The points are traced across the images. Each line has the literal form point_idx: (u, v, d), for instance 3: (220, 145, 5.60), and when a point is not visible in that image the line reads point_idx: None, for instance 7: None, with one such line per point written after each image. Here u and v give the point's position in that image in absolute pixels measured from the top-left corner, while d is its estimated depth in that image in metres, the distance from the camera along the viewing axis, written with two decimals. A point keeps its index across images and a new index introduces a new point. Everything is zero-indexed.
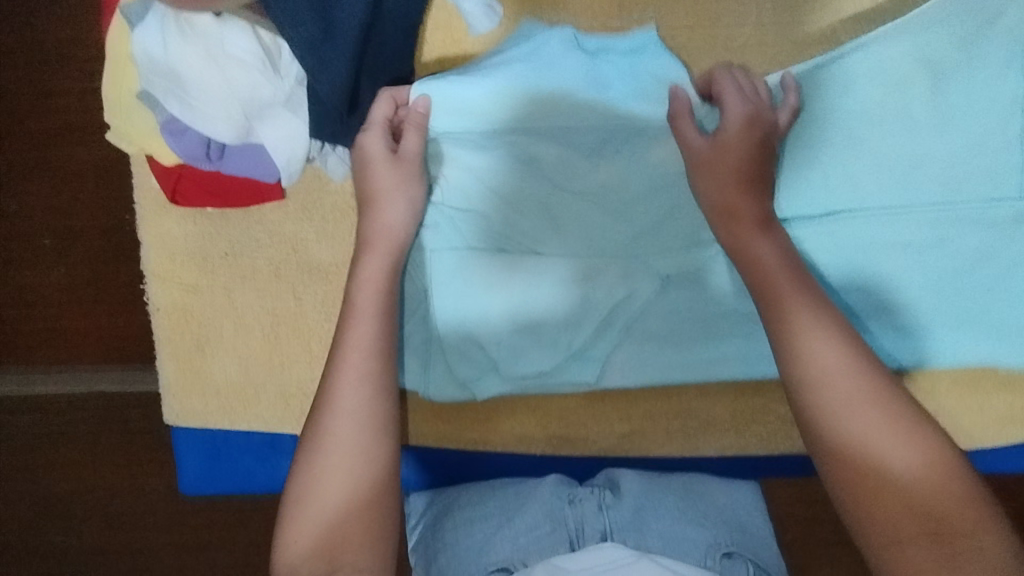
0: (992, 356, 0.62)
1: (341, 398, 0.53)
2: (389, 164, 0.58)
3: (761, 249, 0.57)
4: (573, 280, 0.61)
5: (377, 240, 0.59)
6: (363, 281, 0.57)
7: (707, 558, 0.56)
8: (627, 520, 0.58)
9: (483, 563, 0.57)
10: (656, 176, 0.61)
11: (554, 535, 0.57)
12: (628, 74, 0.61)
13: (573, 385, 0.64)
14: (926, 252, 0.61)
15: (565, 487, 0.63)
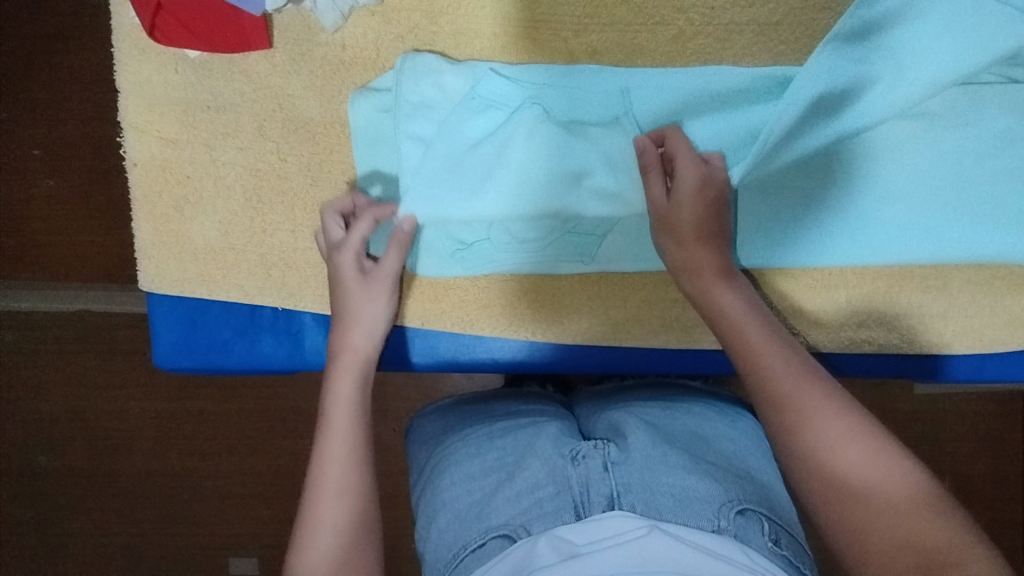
0: (1008, 253, 0.59)
1: (329, 459, 0.51)
2: (367, 288, 0.57)
3: (725, 297, 0.54)
4: (567, 160, 0.56)
5: (348, 355, 0.56)
6: (336, 398, 0.54)
7: (720, 518, 0.48)
8: (635, 478, 0.49)
9: (484, 530, 0.50)
10: (665, 73, 0.57)
11: (557, 499, 0.49)
12: (595, 92, 0.57)
13: (569, 264, 0.60)
14: (964, 169, 0.58)
15: (568, 443, 0.54)
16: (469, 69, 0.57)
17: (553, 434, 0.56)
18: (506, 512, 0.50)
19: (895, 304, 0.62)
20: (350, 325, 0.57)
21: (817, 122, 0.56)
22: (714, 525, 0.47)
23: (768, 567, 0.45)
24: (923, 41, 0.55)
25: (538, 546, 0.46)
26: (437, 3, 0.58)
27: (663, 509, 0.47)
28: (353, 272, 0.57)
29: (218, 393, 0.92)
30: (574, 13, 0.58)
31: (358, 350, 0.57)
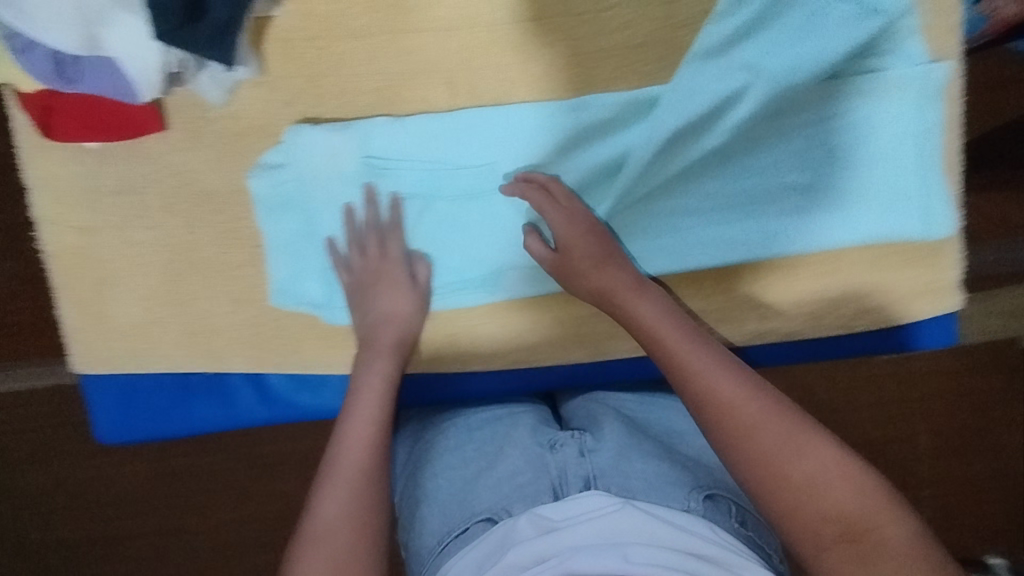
0: (886, 236, 0.62)
1: (357, 414, 0.55)
2: (409, 294, 0.61)
3: (644, 311, 0.56)
4: (464, 201, 0.61)
5: (377, 343, 0.59)
6: (365, 386, 0.57)
7: (691, 500, 0.53)
8: (609, 463, 0.55)
9: (468, 515, 0.54)
10: (543, 108, 0.60)
11: (536, 483, 0.54)
12: (478, 137, 0.61)
13: (479, 297, 0.64)
14: (836, 160, 0.61)
15: (546, 431, 0.60)
16: (360, 127, 0.59)
17: (531, 423, 0.61)
18: (492, 498, 0.54)
19: (793, 294, 0.64)
20: (386, 316, 0.61)
21: (679, 142, 0.61)
22: (686, 505, 0.53)
23: (741, 545, 0.49)
24: (771, 52, 0.59)
25: (519, 523, 0.50)
26: (317, 67, 0.60)
27: (635, 489, 0.53)
28: (394, 259, 0.61)
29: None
30: (447, 59, 0.60)
31: (389, 340, 0.60)
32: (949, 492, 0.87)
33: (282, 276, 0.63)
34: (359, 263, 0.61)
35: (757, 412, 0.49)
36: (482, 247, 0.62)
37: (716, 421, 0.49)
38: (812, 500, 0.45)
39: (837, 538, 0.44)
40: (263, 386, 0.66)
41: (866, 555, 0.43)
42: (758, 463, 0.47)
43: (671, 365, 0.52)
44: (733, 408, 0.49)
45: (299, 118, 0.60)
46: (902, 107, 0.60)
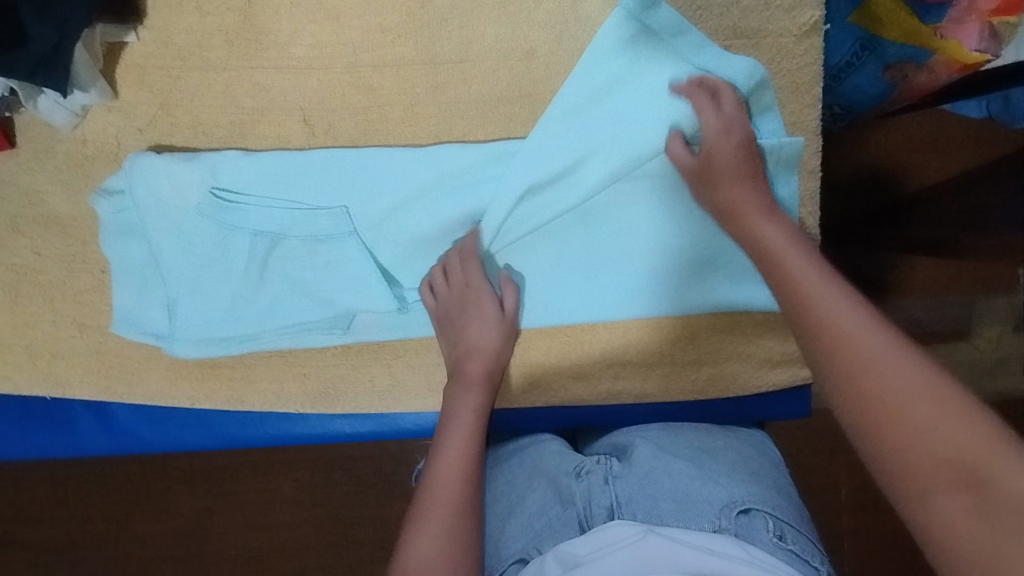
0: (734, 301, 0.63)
1: (450, 443, 0.57)
2: (497, 323, 0.61)
3: (764, 228, 0.56)
4: (311, 241, 0.60)
5: (466, 376, 0.60)
6: (456, 417, 0.59)
7: (721, 518, 0.52)
8: (634, 489, 0.55)
9: (505, 556, 0.55)
10: (398, 153, 0.60)
11: (564, 515, 0.55)
12: (329, 178, 0.59)
13: (326, 337, 0.62)
14: (690, 225, 0.61)
15: (571, 459, 0.61)
16: (207, 160, 0.58)
17: (557, 453, 0.62)
18: (521, 539, 0.55)
19: (646, 354, 0.64)
20: (475, 349, 0.61)
21: (536, 196, 0.59)
22: (715, 525, 0.52)
23: (769, 559, 0.48)
24: (628, 114, 0.58)
25: (546, 562, 0.50)
26: (170, 96, 0.59)
27: (663, 514, 0.53)
28: (476, 289, 0.60)
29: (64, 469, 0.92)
30: (305, 97, 0.59)
31: (478, 373, 0.60)
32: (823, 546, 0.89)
33: (127, 304, 0.61)
34: (444, 291, 0.61)
35: (879, 352, 0.45)
36: (328, 288, 0.61)
37: (834, 346, 0.47)
38: (929, 443, 0.40)
39: (956, 482, 0.39)
40: (106, 414, 0.64)
41: (988, 511, 0.37)
42: (872, 400, 0.43)
43: (797, 303, 0.51)
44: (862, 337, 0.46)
45: (150, 146, 0.60)
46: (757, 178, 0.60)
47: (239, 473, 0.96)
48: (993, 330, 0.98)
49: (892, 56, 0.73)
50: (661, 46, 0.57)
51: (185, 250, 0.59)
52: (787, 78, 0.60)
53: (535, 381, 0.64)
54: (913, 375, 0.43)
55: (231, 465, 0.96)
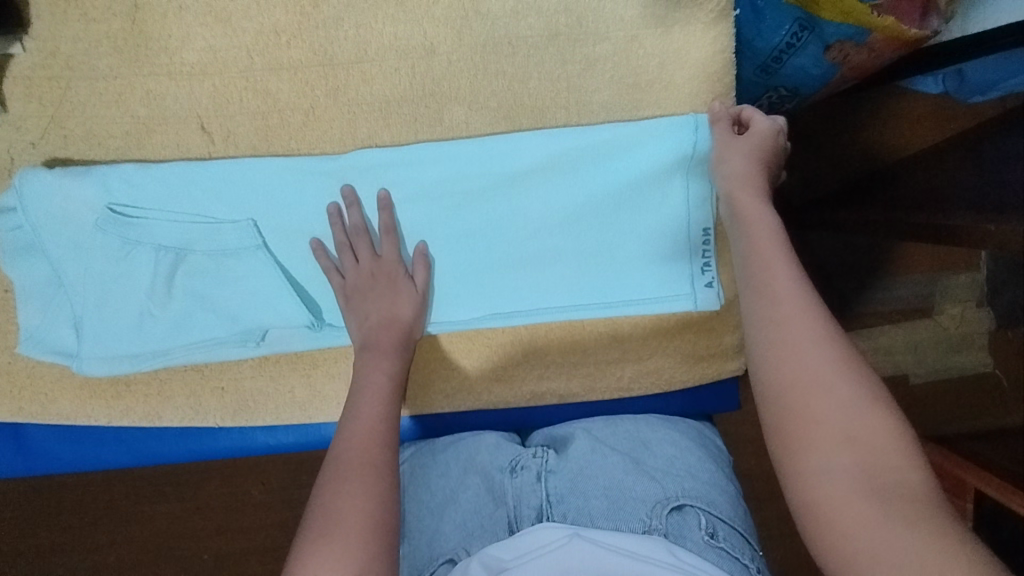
0: (655, 307, 0.61)
1: (366, 398, 0.54)
2: (406, 293, 0.58)
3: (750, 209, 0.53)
4: (216, 255, 0.58)
5: (376, 345, 0.57)
6: (368, 388, 0.54)
7: (652, 518, 0.50)
8: (567, 487, 0.53)
9: (434, 557, 0.53)
10: (304, 162, 0.58)
11: (494, 515, 0.53)
12: (232, 190, 0.58)
13: (238, 353, 0.61)
14: (607, 228, 0.60)
15: (505, 454, 0.59)
16: (100, 175, 0.56)
17: (491, 446, 0.60)
18: (453, 538, 0.53)
19: (572, 353, 0.63)
20: (387, 321, 0.58)
21: (450, 205, 0.59)
22: (645, 525, 0.49)
23: (699, 560, 0.45)
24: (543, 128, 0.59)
25: (470, 568, 0.46)
26: (61, 108, 0.58)
27: (594, 513, 0.51)
28: (389, 263, 0.58)
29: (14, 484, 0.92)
30: (201, 104, 0.58)
31: (390, 343, 0.57)
32: (779, 531, 0.90)
33: (33, 324, 0.59)
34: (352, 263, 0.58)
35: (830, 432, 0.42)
36: (236, 306, 0.59)
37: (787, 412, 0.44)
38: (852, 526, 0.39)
39: None
40: (22, 436, 0.63)
41: None
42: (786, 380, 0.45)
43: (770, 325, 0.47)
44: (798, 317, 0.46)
45: (44, 160, 0.58)
46: (675, 181, 0.59)
47: (190, 483, 0.95)
48: (958, 309, 0.97)
49: (832, 37, 0.67)
50: (558, 56, 0.58)
51: (86, 266, 0.58)
52: (696, 68, 0.57)
53: (458, 386, 0.63)
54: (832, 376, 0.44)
55: (185, 477, 0.96)
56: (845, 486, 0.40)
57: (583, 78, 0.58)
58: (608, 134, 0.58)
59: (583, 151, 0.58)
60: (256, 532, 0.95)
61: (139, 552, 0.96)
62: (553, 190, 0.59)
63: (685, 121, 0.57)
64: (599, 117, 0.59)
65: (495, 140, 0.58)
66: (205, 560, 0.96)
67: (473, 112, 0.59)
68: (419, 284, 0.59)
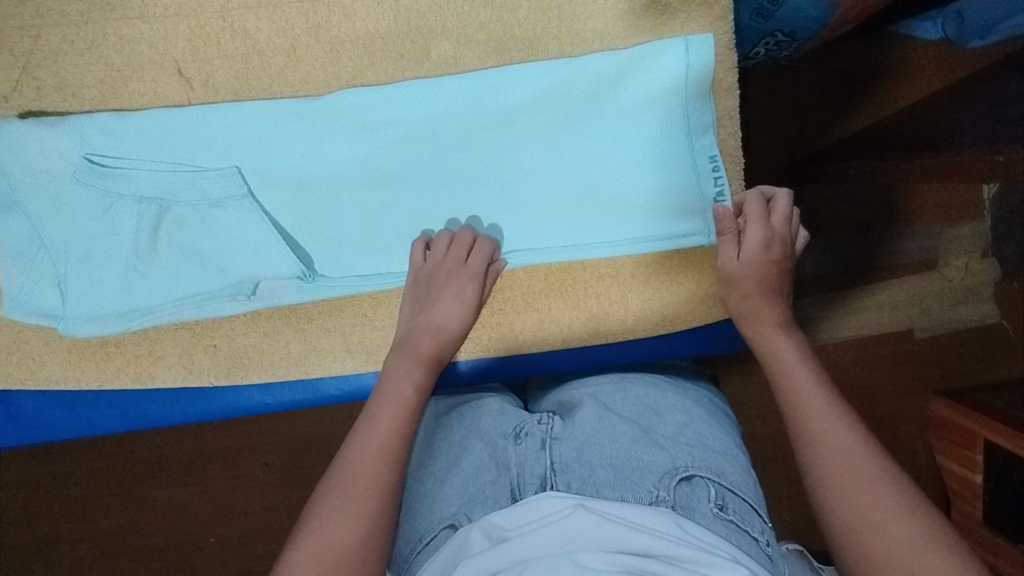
0: (659, 245, 0.59)
1: (386, 401, 0.52)
2: (467, 278, 0.56)
3: (749, 262, 0.56)
4: (203, 206, 0.56)
5: (413, 349, 0.55)
6: (390, 389, 0.52)
7: (660, 488, 0.48)
8: (572, 455, 0.51)
9: (434, 522, 0.51)
10: (288, 105, 0.56)
11: (496, 482, 0.51)
12: (215, 137, 0.56)
13: (231, 308, 0.59)
14: (605, 164, 0.58)
15: (508, 420, 0.57)
16: (77, 125, 0.54)
17: (496, 411, 0.59)
18: (452, 503, 0.52)
19: (573, 296, 0.61)
20: (434, 329, 0.56)
21: (442, 145, 0.57)
22: (653, 496, 0.48)
23: (703, 535, 0.44)
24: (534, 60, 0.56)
25: (471, 536, 0.46)
26: (32, 57, 0.55)
27: (599, 483, 0.48)
28: (451, 255, 0.57)
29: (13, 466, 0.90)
30: (177, 48, 0.56)
31: (427, 351, 0.55)
32: (790, 483, 0.88)
33: (15, 286, 0.57)
34: (419, 265, 0.57)
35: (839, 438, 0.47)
36: (226, 259, 0.58)
37: (801, 433, 0.48)
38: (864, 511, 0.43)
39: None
40: (12, 403, 0.62)
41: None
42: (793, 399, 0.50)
43: (784, 382, 0.51)
44: (796, 369, 0.52)
45: (19, 113, 0.56)
46: (674, 109, 0.56)
47: (191, 458, 0.94)
48: (964, 260, 0.94)
49: None
50: None
51: (66, 222, 0.56)
52: None
53: None
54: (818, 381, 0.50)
55: (185, 453, 0.94)
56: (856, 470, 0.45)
57: (574, 5, 0.56)
58: (602, 62, 0.55)
59: (578, 84, 0.56)
60: (258, 506, 0.94)
61: (141, 530, 0.95)
62: (547, 125, 0.57)
63: (675, 44, 0.55)
64: (592, 47, 0.56)
65: (485, 73, 0.56)
66: (208, 536, 0.95)
67: (460, 46, 0.56)
68: (480, 268, 0.57)
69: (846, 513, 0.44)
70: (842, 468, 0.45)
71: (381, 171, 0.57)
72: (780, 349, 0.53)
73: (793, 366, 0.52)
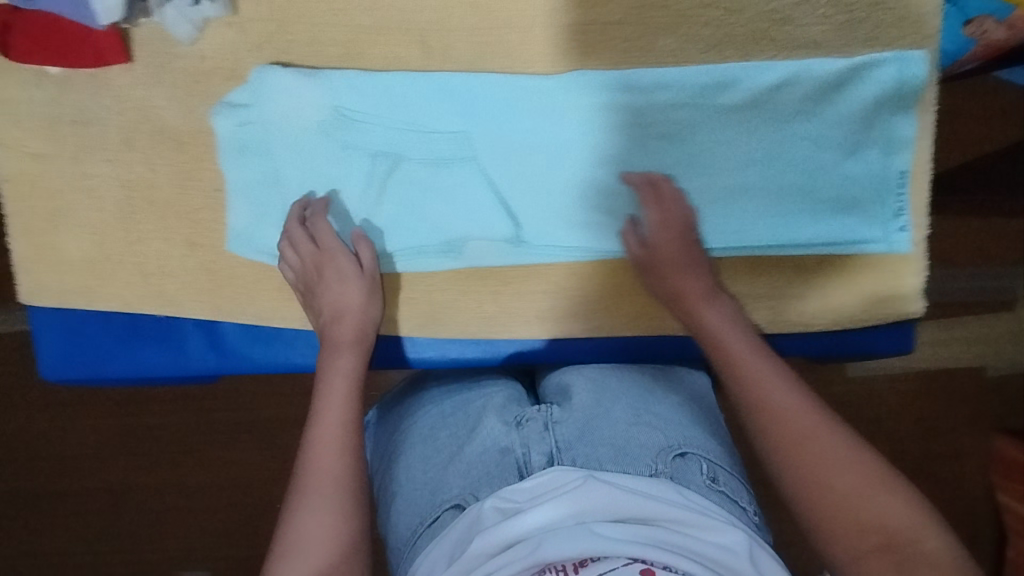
0: (851, 247, 0.63)
1: (329, 400, 0.56)
2: (357, 279, 0.59)
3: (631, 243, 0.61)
4: (431, 166, 0.60)
5: (335, 338, 0.58)
6: (334, 370, 0.57)
7: (657, 463, 0.55)
8: (574, 435, 0.57)
9: (437, 503, 0.56)
10: (524, 80, 0.60)
11: (500, 463, 0.56)
12: (453, 104, 0.59)
13: (438, 264, 0.62)
14: (808, 165, 0.61)
15: (514, 410, 0.62)
16: (332, 80, 0.58)
17: (497, 403, 0.63)
18: (457, 484, 0.56)
19: (757, 286, 0.64)
20: (338, 313, 0.59)
21: (660, 132, 0.61)
22: (652, 469, 0.54)
23: (704, 504, 0.51)
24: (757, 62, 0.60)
25: (483, 512, 0.51)
26: (287, 12, 0.58)
27: (602, 459, 0.55)
28: (330, 251, 0.59)
29: (129, 412, 0.93)
30: (424, 18, 0.59)
31: (350, 335, 0.59)
32: None
33: (242, 223, 0.61)
34: (302, 258, 0.59)
35: (792, 403, 0.53)
36: (445, 218, 0.61)
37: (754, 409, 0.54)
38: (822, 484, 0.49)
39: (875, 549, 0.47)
40: (216, 334, 0.65)
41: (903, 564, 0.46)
42: (738, 366, 0.56)
43: (728, 366, 0.57)
44: (728, 334, 0.58)
45: (265, 62, 0.59)
46: (880, 121, 0.61)
47: None
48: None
49: (973, 7, 0.64)
50: None
51: (306, 168, 0.60)
52: (905, 10, 0.59)
53: (642, 311, 0.64)
54: (759, 359, 0.56)
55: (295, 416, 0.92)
56: (824, 445, 0.50)
57: (797, 13, 0.60)
58: (822, 69, 0.59)
59: (796, 88, 0.60)
60: None
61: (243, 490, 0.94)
62: (756, 125, 0.61)
63: (891, 61, 0.59)
64: (813, 52, 0.60)
65: (713, 69, 0.60)
66: None
67: (684, 42, 0.60)
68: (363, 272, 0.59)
69: (804, 489, 0.50)
70: (784, 429, 0.52)
71: (598, 149, 0.61)
72: (708, 318, 0.59)
73: (735, 341, 0.58)
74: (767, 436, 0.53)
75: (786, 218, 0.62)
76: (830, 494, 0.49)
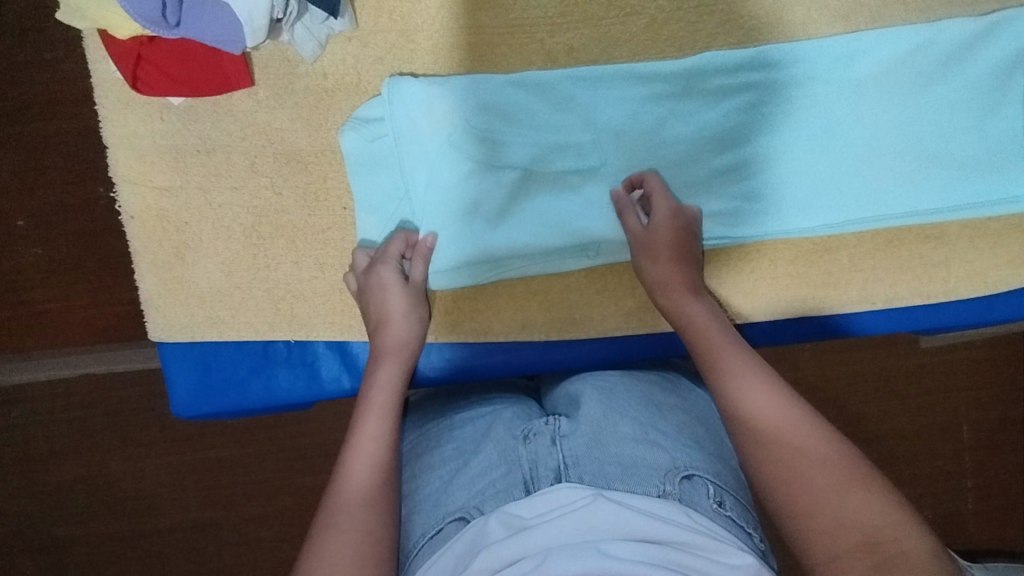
0: (1003, 207, 0.60)
1: (370, 407, 0.53)
2: (402, 290, 0.57)
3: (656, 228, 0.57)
4: (563, 163, 0.59)
5: (383, 349, 0.56)
6: (377, 383, 0.54)
7: (665, 484, 0.46)
8: (583, 450, 0.49)
9: (441, 515, 0.48)
10: (652, 67, 0.59)
11: (509, 477, 0.48)
12: (581, 97, 0.58)
13: (574, 262, 0.61)
14: (947, 126, 0.60)
15: (522, 425, 0.55)
16: (462, 85, 0.57)
17: (507, 418, 0.56)
18: (460, 496, 0.48)
19: (898, 257, 0.62)
20: (386, 319, 0.57)
21: (791, 107, 0.59)
22: (659, 490, 0.46)
23: (712, 528, 0.43)
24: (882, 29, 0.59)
25: (488, 526, 0.43)
26: (409, 22, 0.59)
27: (610, 477, 0.46)
28: (385, 264, 0.57)
29: (224, 446, 0.90)
30: (546, 14, 0.59)
31: (397, 344, 0.57)
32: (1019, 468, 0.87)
33: (371, 238, 0.60)
34: (356, 273, 0.58)
35: (772, 398, 0.49)
36: (581, 214, 0.60)
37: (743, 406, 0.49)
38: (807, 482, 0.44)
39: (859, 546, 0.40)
40: (349, 354, 0.63)
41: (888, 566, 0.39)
42: (718, 361, 0.52)
43: (704, 355, 0.53)
44: (707, 328, 0.55)
45: (391, 73, 0.59)
46: (1017, 76, 0.59)
47: None
48: None
49: None
50: None
51: (436, 175, 0.57)
52: None
53: (781, 293, 0.63)
54: (745, 359, 0.52)
55: None
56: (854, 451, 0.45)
57: None
58: (953, 28, 0.59)
59: (929, 51, 0.59)
60: None
61: None
62: (888, 91, 0.59)
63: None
64: (937, 13, 0.60)
65: (842, 37, 0.59)
66: None
67: (811, 13, 0.60)
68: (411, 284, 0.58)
69: (788, 485, 0.44)
70: (792, 428, 0.47)
71: (731, 130, 0.59)
72: (691, 312, 0.56)
73: (712, 332, 0.54)
74: (752, 423, 0.48)
75: (931, 183, 0.60)
76: (814, 482, 0.44)
